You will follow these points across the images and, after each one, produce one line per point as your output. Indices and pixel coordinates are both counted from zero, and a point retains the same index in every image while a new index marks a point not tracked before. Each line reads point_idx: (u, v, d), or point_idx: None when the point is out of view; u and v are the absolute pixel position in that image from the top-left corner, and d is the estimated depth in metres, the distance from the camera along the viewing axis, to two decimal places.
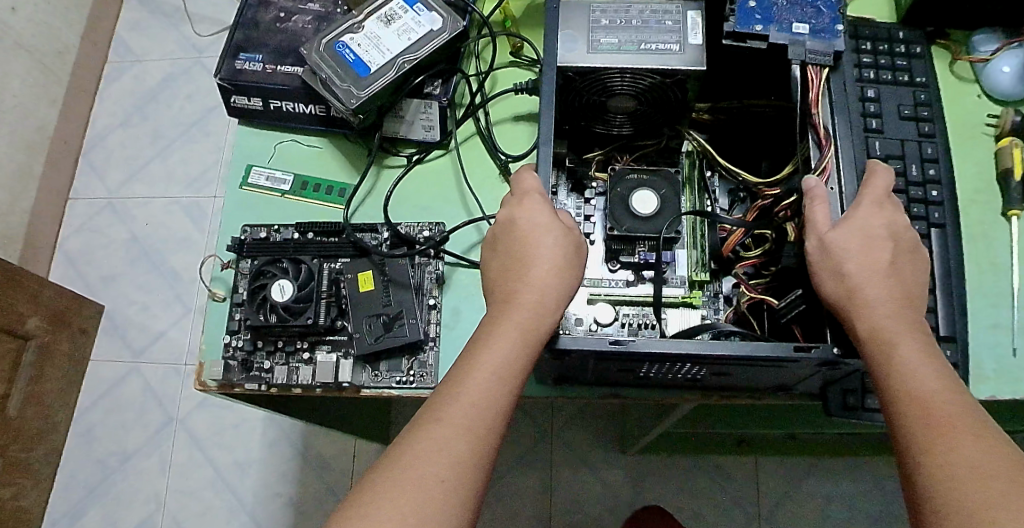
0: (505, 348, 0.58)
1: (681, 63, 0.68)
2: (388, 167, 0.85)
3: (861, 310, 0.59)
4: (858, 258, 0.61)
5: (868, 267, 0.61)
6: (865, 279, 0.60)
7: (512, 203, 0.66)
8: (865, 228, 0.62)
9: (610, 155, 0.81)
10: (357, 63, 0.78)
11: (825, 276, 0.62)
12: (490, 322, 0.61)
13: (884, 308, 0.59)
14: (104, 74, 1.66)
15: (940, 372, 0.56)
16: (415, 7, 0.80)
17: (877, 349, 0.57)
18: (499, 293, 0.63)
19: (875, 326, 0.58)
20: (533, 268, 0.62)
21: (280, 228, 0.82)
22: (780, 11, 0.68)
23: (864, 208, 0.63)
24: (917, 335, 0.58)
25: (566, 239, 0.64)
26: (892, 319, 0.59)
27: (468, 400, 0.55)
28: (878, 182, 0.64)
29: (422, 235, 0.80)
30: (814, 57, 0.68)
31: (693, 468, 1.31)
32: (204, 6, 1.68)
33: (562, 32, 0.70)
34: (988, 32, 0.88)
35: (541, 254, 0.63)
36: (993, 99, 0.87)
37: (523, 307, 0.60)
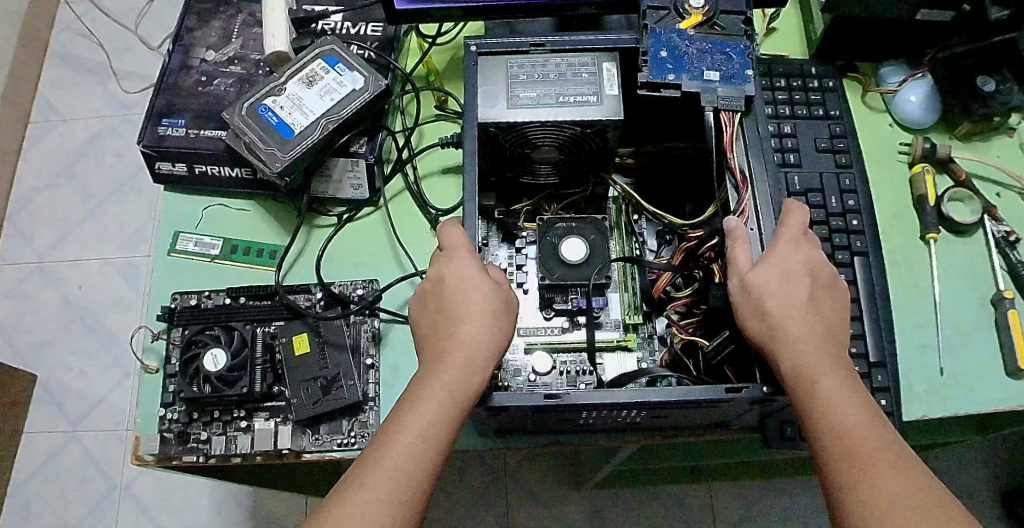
0: (433, 409, 0.57)
1: (599, 114, 0.70)
2: (318, 227, 0.85)
3: (784, 345, 0.60)
4: (780, 295, 0.62)
5: (790, 304, 0.62)
6: (787, 314, 0.62)
7: (441, 259, 0.65)
8: (783, 264, 0.63)
9: (538, 205, 0.82)
10: (281, 125, 0.78)
11: (749, 315, 0.63)
12: (420, 383, 0.60)
13: (807, 341, 0.60)
14: (28, 134, 1.64)
15: (862, 405, 0.57)
16: (337, 67, 0.80)
17: (799, 383, 0.58)
18: (429, 352, 0.62)
19: (795, 360, 0.59)
20: (462, 327, 0.62)
21: (210, 293, 0.81)
22: (691, 59, 0.70)
23: (783, 246, 0.64)
24: (838, 369, 0.59)
25: (494, 296, 0.64)
26: (812, 353, 0.60)
27: (395, 462, 0.55)
28: (794, 221, 0.65)
29: (356, 293, 0.80)
30: (727, 103, 0.69)
31: (649, 499, 1.31)
32: (132, 62, 1.68)
33: (482, 89, 0.71)
34: (894, 65, 0.92)
35: (468, 313, 0.63)
36: (904, 128, 0.91)
37: (451, 367, 0.59)
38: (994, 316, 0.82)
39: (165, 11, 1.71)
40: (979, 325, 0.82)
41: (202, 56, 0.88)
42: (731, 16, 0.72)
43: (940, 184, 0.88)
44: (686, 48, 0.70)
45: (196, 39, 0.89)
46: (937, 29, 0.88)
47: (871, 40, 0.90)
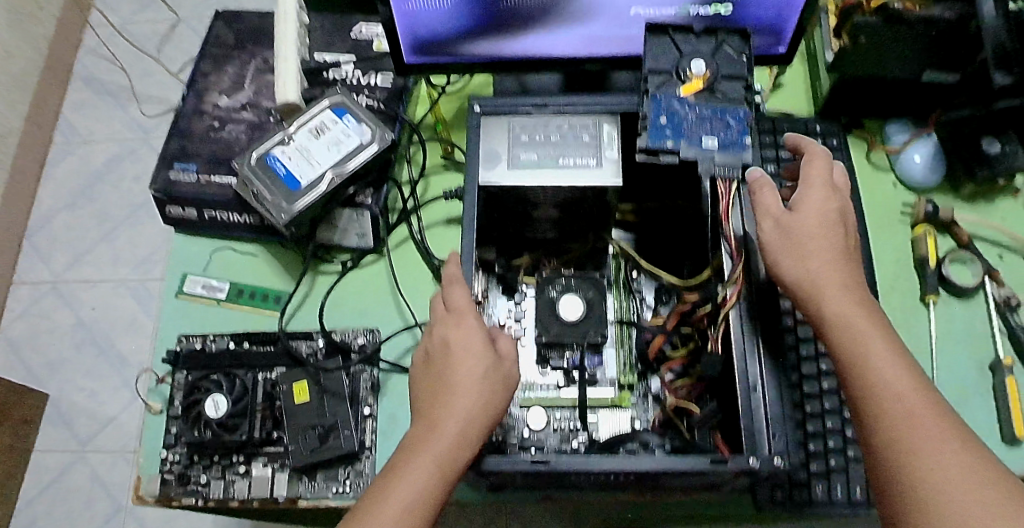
0: (422, 474, 0.59)
1: (597, 178, 0.71)
2: (322, 273, 0.86)
3: (824, 295, 0.61)
4: (816, 240, 0.63)
5: (825, 248, 0.63)
6: (824, 264, 0.62)
7: (447, 324, 0.67)
8: (816, 211, 0.64)
9: (538, 259, 0.82)
10: (288, 176, 0.79)
11: (784, 255, 0.63)
12: (411, 447, 0.61)
13: (847, 295, 0.60)
14: (50, 155, 1.69)
15: (905, 364, 0.56)
16: (344, 118, 0.82)
17: (850, 337, 0.58)
18: (427, 412, 0.63)
19: (833, 313, 0.60)
20: (461, 389, 0.63)
21: (215, 337, 0.83)
22: (690, 125, 0.70)
23: (814, 189, 0.65)
24: (883, 328, 0.59)
25: (494, 366, 0.65)
26: (849, 303, 0.60)
27: (381, 524, 0.56)
28: (818, 165, 0.67)
29: (357, 341, 0.81)
30: (722, 171, 0.69)
31: None
32: (151, 86, 1.72)
33: (483, 148, 0.73)
34: (899, 122, 0.92)
35: (465, 380, 0.63)
36: (908, 187, 0.91)
37: (444, 435, 0.61)
38: (993, 382, 0.82)
39: (185, 37, 1.74)
40: (978, 390, 0.82)
41: (215, 101, 0.90)
42: (732, 82, 0.73)
43: (941, 245, 0.88)
44: (685, 113, 0.70)
45: (210, 84, 0.91)
46: (942, 89, 0.88)
47: (875, 98, 0.90)
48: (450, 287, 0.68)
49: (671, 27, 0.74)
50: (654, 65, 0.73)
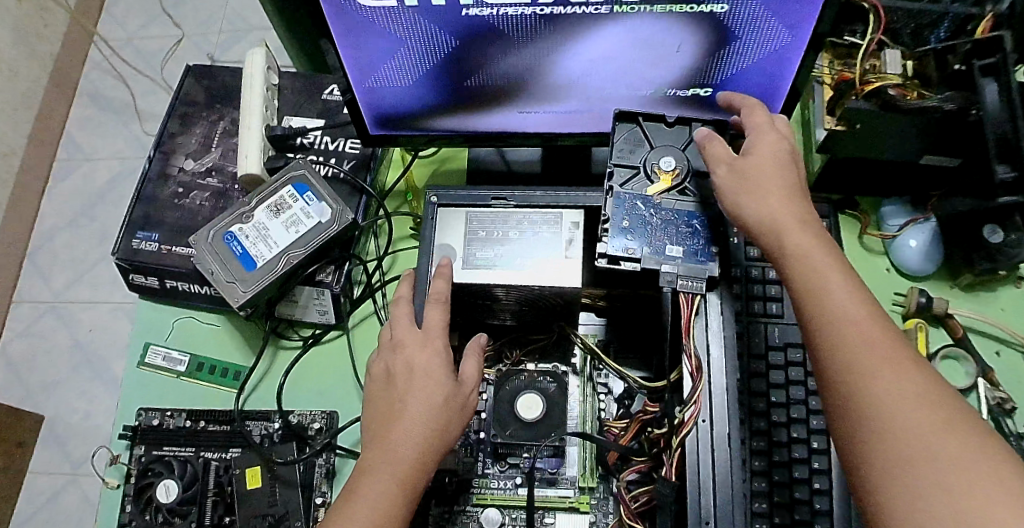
0: (377, 493, 0.54)
1: (551, 281, 0.67)
2: (284, 347, 0.84)
3: (779, 232, 0.57)
4: (769, 177, 0.61)
5: (779, 187, 0.60)
6: (777, 199, 0.59)
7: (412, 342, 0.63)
8: (772, 150, 0.62)
9: (500, 350, 0.79)
10: (244, 256, 0.77)
11: (744, 197, 0.60)
12: (369, 456, 0.57)
13: (801, 231, 0.57)
14: (65, 147, 1.34)
15: (868, 299, 0.51)
16: (306, 195, 0.79)
17: (806, 273, 0.53)
18: (377, 430, 0.59)
19: (792, 247, 0.55)
20: (418, 411, 0.58)
21: (173, 413, 0.81)
22: (655, 229, 0.67)
23: (760, 132, 0.64)
24: (844, 264, 0.54)
25: (455, 390, 0.61)
26: (805, 237, 0.56)
27: None
28: (760, 113, 0.66)
29: (313, 425, 0.79)
30: (685, 282, 0.66)
31: None
32: (139, 62, 1.39)
33: (439, 244, 0.70)
34: (895, 205, 0.87)
35: (419, 404, 0.59)
36: (902, 273, 0.86)
37: (404, 447, 0.56)
38: None
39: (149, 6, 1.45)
40: None
41: (181, 165, 0.88)
42: (702, 179, 0.69)
43: (934, 338, 0.84)
44: (651, 217, 0.67)
45: (177, 146, 0.89)
46: (941, 172, 0.82)
47: (867, 176, 0.85)
48: (428, 306, 0.64)
49: (640, 115, 0.71)
50: (622, 159, 0.70)
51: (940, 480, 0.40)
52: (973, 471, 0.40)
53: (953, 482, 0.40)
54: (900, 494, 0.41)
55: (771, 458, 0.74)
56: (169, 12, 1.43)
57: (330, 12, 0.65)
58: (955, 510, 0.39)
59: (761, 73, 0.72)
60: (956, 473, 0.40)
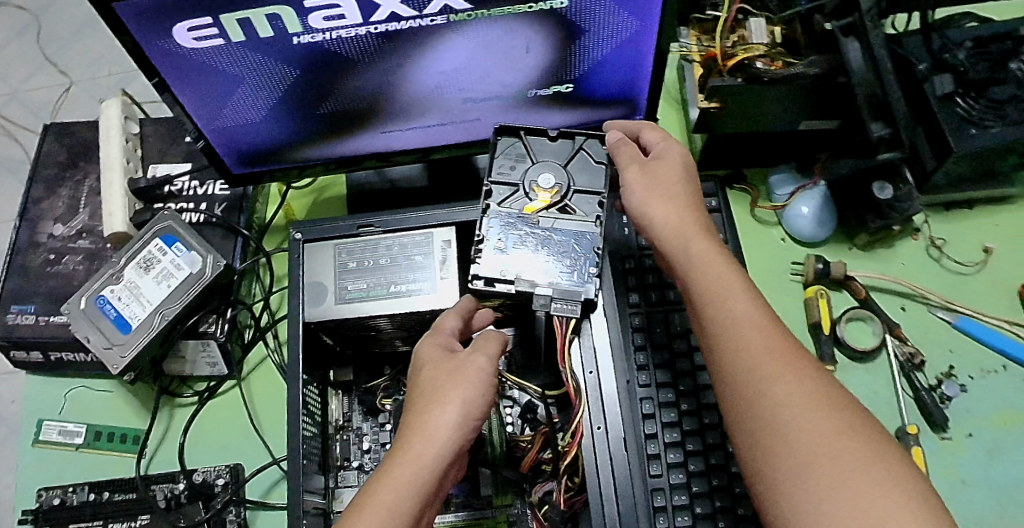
0: (405, 447, 0.51)
1: (431, 305, 0.64)
2: (179, 405, 0.81)
3: (680, 244, 0.59)
4: (668, 190, 0.62)
5: (676, 200, 0.61)
6: (676, 213, 0.60)
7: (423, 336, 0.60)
8: (674, 162, 0.64)
9: (398, 379, 0.76)
10: (118, 319, 0.74)
11: (658, 209, 0.61)
12: (405, 432, 0.53)
13: (703, 244, 0.58)
14: None
15: (767, 309, 0.53)
16: (174, 246, 0.76)
17: (710, 279, 0.55)
18: (402, 428, 0.53)
19: (695, 257, 0.57)
20: (430, 374, 0.55)
21: (75, 488, 0.77)
22: (529, 250, 0.64)
23: (666, 144, 0.66)
24: (745, 276, 0.55)
25: (463, 365, 0.56)
26: (706, 249, 0.57)
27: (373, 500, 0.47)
28: (655, 133, 0.68)
29: (218, 481, 0.77)
30: (561, 306, 0.63)
31: None
32: (25, 117, 1.14)
33: (309, 281, 0.66)
34: (785, 172, 0.87)
35: (432, 374, 0.55)
36: (797, 240, 0.86)
37: (429, 405, 0.53)
38: None
39: (30, 52, 1.18)
40: None
41: (49, 230, 0.84)
42: (586, 196, 0.66)
43: (838, 303, 0.84)
44: (525, 237, 0.64)
45: (44, 211, 0.85)
46: (824, 135, 0.82)
47: (748, 149, 0.85)
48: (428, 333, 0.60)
49: (522, 129, 0.69)
50: (501, 175, 0.67)
51: (835, 478, 0.41)
52: (868, 473, 0.41)
53: (848, 481, 0.41)
54: (797, 497, 0.42)
55: (684, 448, 0.72)
56: (52, 58, 1.17)
57: (160, 61, 0.62)
58: (847, 501, 0.40)
59: (620, 65, 0.71)
60: (852, 472, 0.41)
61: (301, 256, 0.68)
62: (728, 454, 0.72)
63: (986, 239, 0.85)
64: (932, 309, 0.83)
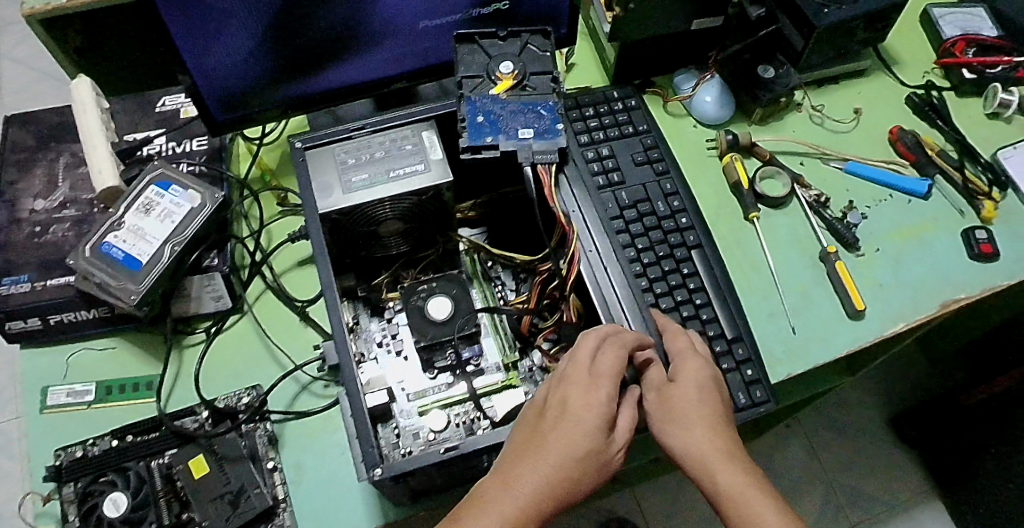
0: (530, 487, 0.59)
1: (429, 180, 0.74)
2: (188, 346, 0.85)
3: (719, 466, 0.62)
4: (697, 406, 0.66)
5: (701, 411, 0.65)
6: (705, 433, 0.64)
7: (584, 376, 0.64)
8: (695, 375, 0.68)
9: (396, 274, 0.86)
10: (127, 259, 0.77)
11: (708, 468, 0.62)
12: (531, 463, 0.60)
13: (733, 464, 0.62)
14: None
15: (793, 520, 0.59)
16: (170, 189, 0.82)
17: (742, 506, 0.60)
18: (531, 450, 0.61)
19: (731, 487, 0.61)
20: (578, 431, 0.61)
21: (94, 440, 0.78)
22: (506, 120, 0.75)
23: (686, 355, 0.70)
24: (766, 483, 0.62)
25: (599, 444, 0.61)
26: (730, 462, 0.62)
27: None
28: (679, 341, 0.71)
29: (242, 402, 0.80)
30: (542, 158, 0.76)
31: (609, 513, 1.45)
32: None
33: (315, 181, 0.74)
34: (685, 73, 1.04)
35: (579, 435, 0.61)
36: (705, 125, 1.02)
37: (565, 457, 0.60)
38: (825, 271, 0.92)
39: None
40: (816, 283, 0.92)
41: (30, 206, 0.86)
42: (540, 76, 0.79)
43: (749, 167, 0.99)
44: (499, 110, 0.76)
45: (20, 191, 0.87)
46: (711, 33, 1.00)
47: (657, 56, 1.01)
48: (606, 352, 0.65)
49: (476, 34, 0.80)
50: (468, 72, 0.78)
51: None
52: None
53: None
54: None
55: (655, 292, 0.86)
56: None
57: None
58: None
59: None
60: None
61: (304, 163, 0.76)
62: (691, 290, 0.86)
63: (854, 103, 1.05)
64: (827, 162, 1.00)
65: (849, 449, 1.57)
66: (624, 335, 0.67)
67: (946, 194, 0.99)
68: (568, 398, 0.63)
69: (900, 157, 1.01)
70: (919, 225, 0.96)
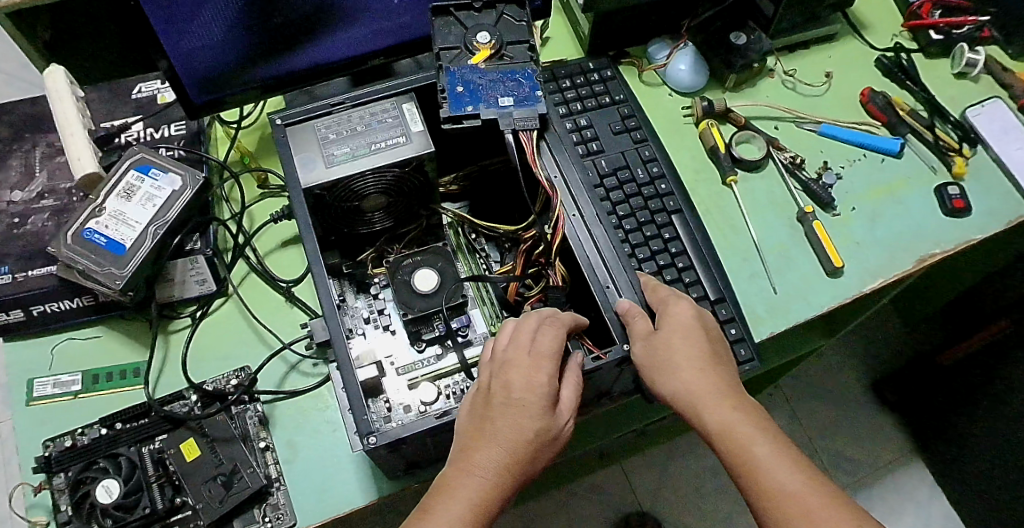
0: (490, 468, 0.61)
1: (411, 151, 0.75)
2: (174, 331, 0.85)
3: (709, 405, 0.66)
4: (684, 349, 0.69)
5: (690, 354, 0.69)
6: (693, 375, 0.68)
7: (523, 359, 0.65)
8: (679, 323, 0.70)
9: (381, 249, 0.86)
10: (110, 243, 0.78)
11: (704, 407, 0.66)
12: (485, 445, 0.62)
13: (721, 400, 0.66)
14: None
15: (781, 442, 0.63)
16: (150, 173, 0.82)
17: (732, 439, 0.64)
18: (482, 431, 0.63)
19: (719, 423, 0.65)
20: (523, 412, 0.63)
21: (84, 429, 0.78)
22: (486, 89, 0.76)
23: (674, 306, 0.71)
24: (751, 413, 0.66)
25: (548, 420, 0.63)
26: (718, 400, 0.66)
27: (454, 511, 0.59)
28: (678, 306, 0.71)
29: (230, 384, 0.81)
30: (524, 125, 0.76)
31: (602, 488, 1.47)
32: None
33: (299, 157, 0.75)
34: (660, 42, 1.04)
35: (523, 416, 0.63)
36: (681, 93, 1.03)
37: (516, 438, 0.62)
38: (803, 231, 0.94)
39: None
40: (795, 243, 0.93)
41: (7, 199, 0.85)
42: (517, 46, 0.79)
43: (725, 133, 1.00)
44: (478, 80, 0.76)
45: None
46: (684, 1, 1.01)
47: (630, 27, 1.02)
48: (545, 332, 0.67)
49: (452, 6, 0.80)
50: (446, 44, 0.79)
51: None
52: None
53: None
54: None
55: (638, 257, 0.87)
56: None
57: None
58: None
59: None
60: None
61: (286, 139, 0.76)
62: (673, 254, 0.88)
63: (827, 67, 1.06)
64: (802, 125, 1.02)
65: (836, 414, 1.60)
66: (560, 316, 0.70)
67: (918, 152, 1.00)
68: (508, 382, 0.64)
69: (872, 118, 1.02)
70: (893, 183, 0.98)
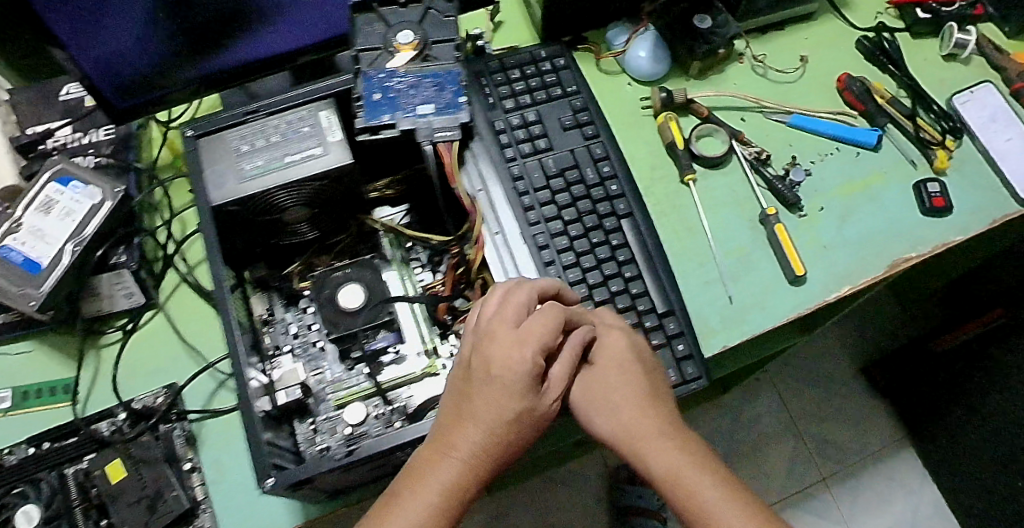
0: (464, 452, 0.60)
1: (326, 164, 0.71)
2: (104, 346, 0.83)
3: (653, 449, 0.63)
4: (620, 391, 0.66)
5: (627, 396, 0.66)
6: (632, 416, 0.65)
7: (508, 331, 0.63)
8: (614, 359, 0.68)
9: (310, 261, 0.83)
10: (27, 261, 0.75)
11: (646, 457, 0.63)
12: (460, 428, 0.61)
13: (664, 442, 0.63)
14: None
15: (733, 484, 0.60)
16: (70, 185, 0.79)
17: (678, 485, 0.60)
18: (466, 409, 0.62)
19: (666, 466, 0.61)
20: (504, 389, 0.61)
21: (10, 449, 0.76)
22: (403, 95, 0.76)
23: (612, 334, 0.70)
24: (699, 454, 0.62)
25: (531, 398, 0.62)
26: (663, 441, 0.63)
27: (422, 500, 0.58)
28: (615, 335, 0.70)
29: (157, 402, 0.78)
30: (441, 134, 0.76)
31: (579, 476, 1.45)
32: None
33: (208, 171, 0.71)
34: (618, 28, 0.97)
35: (503, 394, 0.61)
36: (641, 82, 0.96)
37: (495, 419, 0.61)
38: (766, 234, 0.87)
39: None
40: (756, 246, 0.87)
41: None
42: (443, 45, 0.79)
43: (686, 125, 0.93)
44: (396, 84, 0.76)
45: None
46: None
47: (586, 11, 0.95)
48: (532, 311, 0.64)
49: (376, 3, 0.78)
50: (367, 44, 0.78)
51: None
52: None
53: None
54: None
55: (582, 266, 0.82)
56: None
57: None
58: None
59: None
60: None
61: (199, 153, 0.72)
62: (621, 263, 0.83)
63: (801, 50, 0.98)
64: (770, 116, 0.94)
65: (824, 400, 1.56)
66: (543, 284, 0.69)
67: (896, 143, 0.93)
68: (490, 356, 0.63)
69: (849, 107, 0.95)
70: (867, 179, 0.91)
